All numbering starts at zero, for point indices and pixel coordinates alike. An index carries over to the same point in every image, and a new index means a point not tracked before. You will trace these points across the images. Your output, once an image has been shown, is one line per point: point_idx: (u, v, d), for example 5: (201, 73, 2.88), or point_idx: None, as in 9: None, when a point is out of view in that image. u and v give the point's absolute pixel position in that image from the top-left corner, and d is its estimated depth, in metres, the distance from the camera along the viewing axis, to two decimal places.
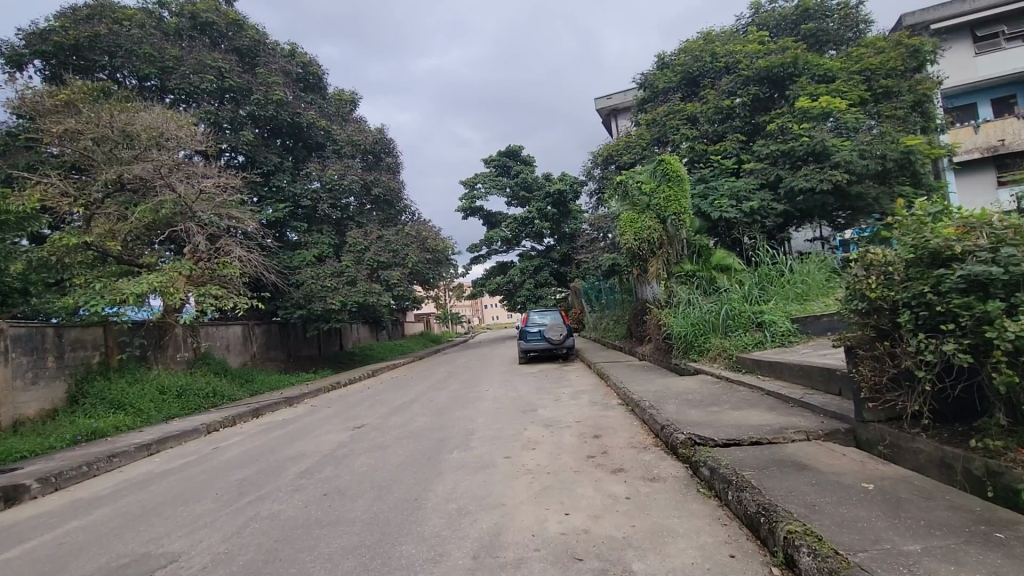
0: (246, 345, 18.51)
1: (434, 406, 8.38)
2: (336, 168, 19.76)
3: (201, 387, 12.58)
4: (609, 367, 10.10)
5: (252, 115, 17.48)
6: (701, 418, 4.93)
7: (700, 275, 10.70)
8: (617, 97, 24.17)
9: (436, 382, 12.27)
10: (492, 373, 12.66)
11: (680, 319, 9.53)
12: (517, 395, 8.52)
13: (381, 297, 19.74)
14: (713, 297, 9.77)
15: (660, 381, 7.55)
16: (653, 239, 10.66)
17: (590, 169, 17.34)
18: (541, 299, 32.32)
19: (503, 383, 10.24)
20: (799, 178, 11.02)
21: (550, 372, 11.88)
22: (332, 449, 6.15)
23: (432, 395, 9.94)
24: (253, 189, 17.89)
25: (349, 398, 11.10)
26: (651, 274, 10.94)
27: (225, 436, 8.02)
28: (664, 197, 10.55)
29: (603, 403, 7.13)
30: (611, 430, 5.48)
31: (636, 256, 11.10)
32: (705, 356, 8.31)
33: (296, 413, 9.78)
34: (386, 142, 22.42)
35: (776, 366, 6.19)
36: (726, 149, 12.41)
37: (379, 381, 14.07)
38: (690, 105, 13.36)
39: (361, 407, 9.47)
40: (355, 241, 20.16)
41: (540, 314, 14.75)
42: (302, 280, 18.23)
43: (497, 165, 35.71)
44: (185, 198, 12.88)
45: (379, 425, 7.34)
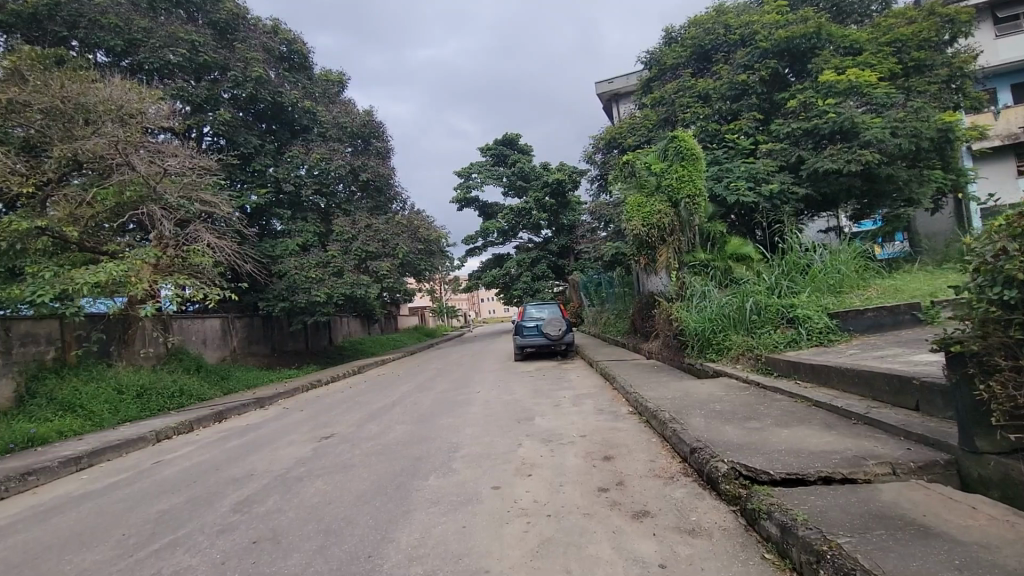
0: (224, 339, 17.54)
1: (417, 411, 7.36)
2: (321, 152, 18.70)
3: (167, 385, 11.50)
4: (614, 367, 9.11)
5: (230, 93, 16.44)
6: (741, 439, 3.91)
7: (715, 265, 9.66)
8: (619, 81, 23.08)
9: (423, 381, 11.25)
10: (484, 372, 11.66)
11: (695, 314, 8.49)
12: (511, 399, 7.50)
13: (369, 288, 18.67)
14: (731, 290, 8.74)
15: (675, 385, 6.54)
16: (663, 224, 9.61)
17: (592, 154, 16.25)
18: (539, 292, 31.29)
19: (496, 384, 9.23)
20: (825, 159, 9.97)
21: (548, 370, 10.87)
22: (287, 468, 5.11)
23: (416, 397, 8.92)
24: (232, 173, 16.83)
25: (326, 399, 10.08)
26: (660, 263, 9.90)
27: (174, 446, 6.96)
28: (676, 177, 9.48)
29: (610, 410, 6.12)
30: (625, 449, 4.46)
31: (643, 244, 10.07)
32: (726, 356, 7.29)
33: (264, 418, 8.74)
34: (375, 126, 21.31)
35: (820, 370, 5.17)
36: (741, 128, 11.32)
37: (363, 380, 13.05)
38: (701, 82, 12.31)
39: (335, 412, 8.43)
40: (342, 230, 19.11)
41: (538, 307, 13.71)
42: (286, 271, 17.25)
43: (493, 154, 34.63)
44: (149, 179, 11.95)
45: (350, 436, 6.30)
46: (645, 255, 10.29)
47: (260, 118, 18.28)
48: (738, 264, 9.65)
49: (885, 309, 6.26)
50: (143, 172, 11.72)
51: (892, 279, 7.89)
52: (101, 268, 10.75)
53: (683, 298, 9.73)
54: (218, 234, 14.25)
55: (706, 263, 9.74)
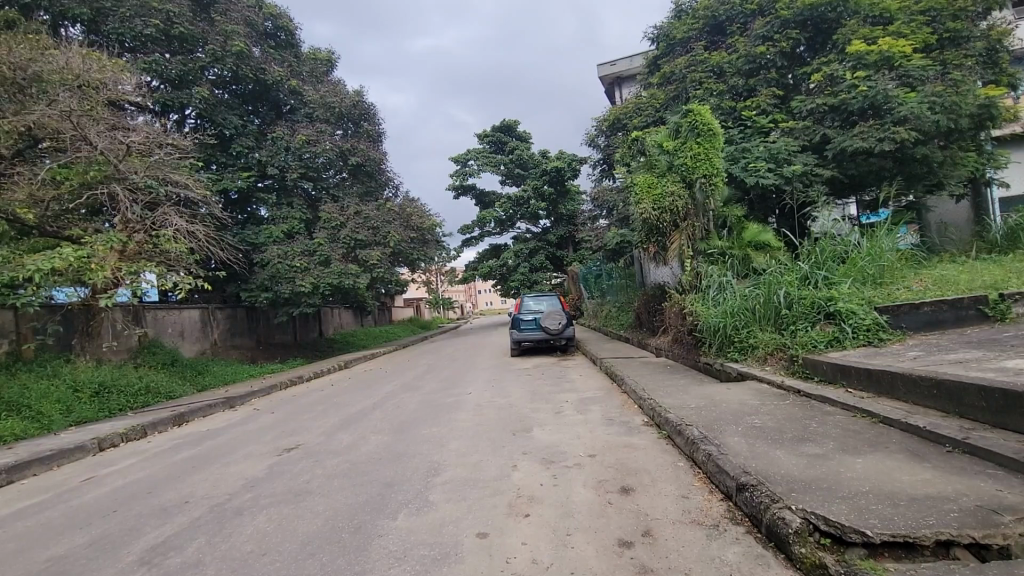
0: (204, 332, 16.61)
1: (398, 417, 6.44)
2: (307, 134, 17.72)
3: (131, 383, 10.50)
4: (620, 364, 8.20)
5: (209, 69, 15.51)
6: (804, 472, 2.98)
7: (732, 255, 8.74)
8: (622, 63, 22.05)
9: (411, 379, 10.34)
10: (477, 369, 10.74)
11: (712, 308, 7.57)
12: (505, 403, 6.57)
13: (358, 279, 17.68)
14: (752, 282, 7.83)
15: (696, 390, 5.62)
16: (675, 207, 8.65)
17: (594, 137, 15.25)
18: (537, 284, 30.34)
19: (490, 384, 8.31)
20: (854, 138, 9.05)
21: (546, 368, 9.99)
22: (231, 494, 4.18)
23: (400, 398, 7.99)
24: (211, 155, 15.92)
25: (302, 399, 9.14)
26: (671, 252, 8.96)
27: (115, 458, 6.02)
28: (691, 156, 8.52)
29: (622, 419, 5.22)
30: (647, 477, 3.56)
31: (653, 229, 9.11)
32: (753, 357, 6.39)
33: (229, 421, 7.79)
34: (366, 107, 20.26)
35: (877, 377, 4.27)
36: (760, 104, 10.35)
37: (346, 376, 12.12)
38: (714, 55, 11.35)
39: (307, 416, 7.50)
40: (329, 216, 18.13)
41: (535, 299, 12.80)
42: (268, 260, 16.34)
43: (491, 141, 33.59)
44: (110, 156, 10.98)
45: (317, 449, 5.37)
46: (655, 243, 9.35)
47: (242, 97, 17.28)
48: (759, 253, 8.74)
49: (945, 303, 5.42)
50: (103, 149, 10.76)
51: (937, 270, 6.98)
52: (57, 253, 9.77)
53: (697, 290, 8.81)
54: (190, 218, 13.14)
55: (722, 252, 8.82)
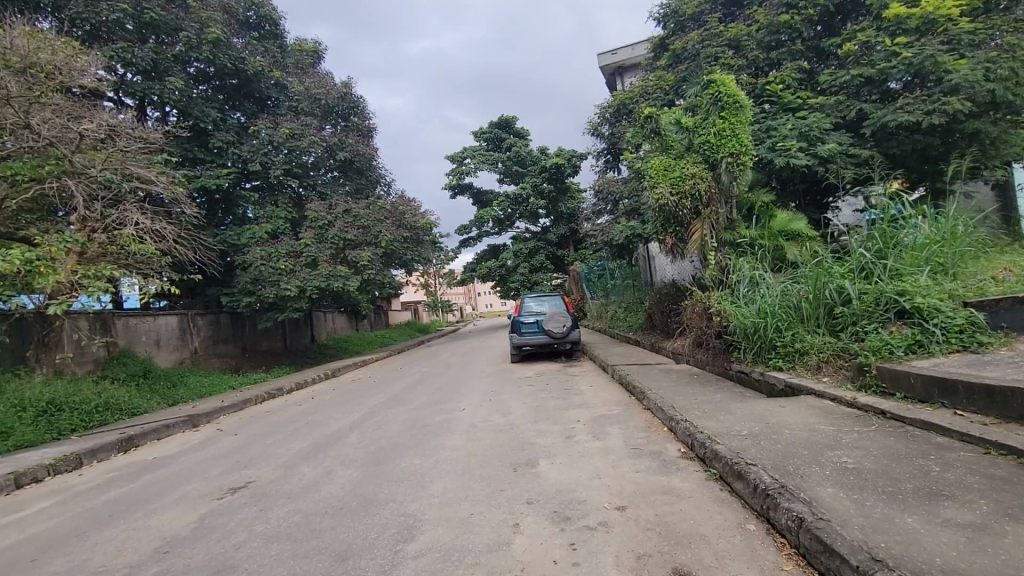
0: (183, 340, 15.54)
1: (377, 444, 5.34)
2: (290, 127, 16.66)
3: (89, 399, 9.32)
4: (637, 373, 7.11)
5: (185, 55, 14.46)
6: (974, 566, 1.88)
7: (761, 245, 7.68)
8: (623, 51, 20.98)
9: (400, 391, 9.26)
10: (473, 378, 9.66)
11: (745, 306, 6.50)
12: (504, 424, 5.47)
13: (348, 281, 16.60)
14: (790, 276, 6.77)
15: (741, 408, 4.53)
16: (696, 192, 7.57)
17: (598, 124, 14.17)
18: (537, 284, 29.28)
19: (487, 398, 7.21)
20: (897, 111, 8.02)
21: (551, 376, 8.91)
22: (132, 567, 3.08)
23: (385, 416, 6.89)
24: (183, 149, 14.99)
25: (275, 417, 8.05)
26: (692, 243, 7.89)
27: (27, 500, 4.91)
28: (715, 133, 7.45)
29: (652, 448, 4.13)
30: (708, 550, 2.47)
31: (670, 218, 8.04)
32: (801, 365, 5.34)
33: (184, 446, 6.67)
34: (355, 100, 19.21)
35: (1005, 395, 3.17)
36: (786, 79, 9.29)
37: (330, 388, 11.04)
38: (731, 27, 10.30)
39: (273, 439, 6.39)
40: (316, 215, 17.05)
41: (537, 299, 11.73)
42: (250, 262, 15.31)
43: (488, 138, 32.55)
44: (58, 143, 9.95)
45: (269, 490, 4.26)
46: (672, 235, 8.28)
47: (222, 89, 16.26)
48: (792, 244, 7.68)
49: None
50: (49, 137, 9.74)
51: (1014, 257, 5.91)
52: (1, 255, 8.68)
53: (723, 287, 7.76)
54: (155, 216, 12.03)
55: (750, 242, 7.77)
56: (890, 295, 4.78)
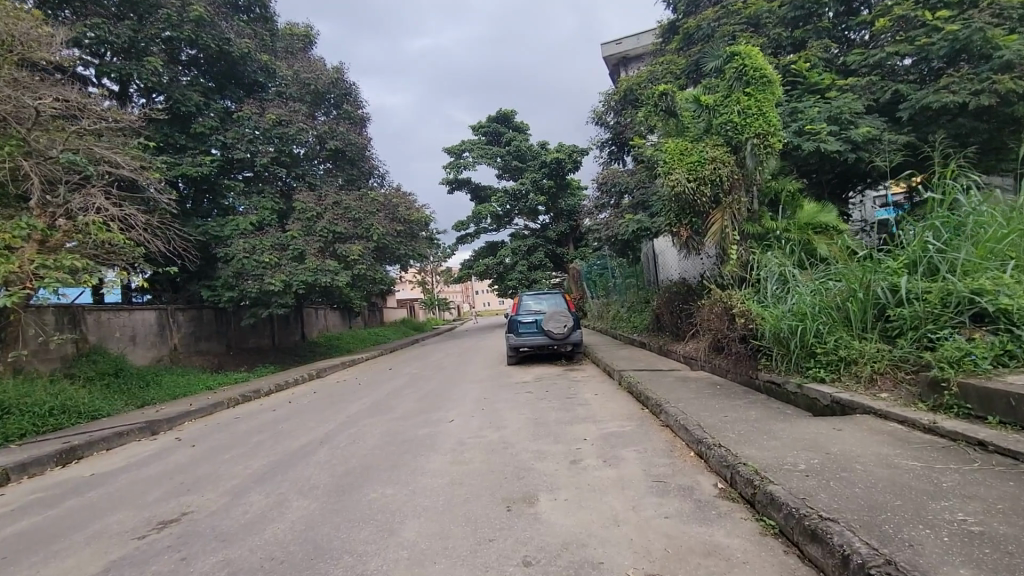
0: (161, 336, 14.69)
1: (347, 465, 4.51)
2: (277, 113, 15.78)
3: (42, 402, 8.44)
4: (649, 380, 6.30)
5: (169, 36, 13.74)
6: None
7: (786, 238, 6.85)
8: (628, 42, 20.14)
9: (385, 396, 8.43)
10: (466, 382, 8.85)
11: (773, 307, 5.70)
12: (498, 442, 4.65)
13: (337, 276, 15.78)
14: (824, 272, 5.95)
15: (785, 429, 3.72)
16: (717, 178, 6.73)
17: (602, 113, 13.33)
18: (535, 282, 28.48)
19: (479, 407, 6.38)
20: (939, 92, 7.25)
21: (551, 382, 8.10)
22: None
23: (363, 427, 6.05)
24: (161, 134, 14.12)
25: (243, 424, 7.22)
26: (710, 234, 7.07)
27: None
28: (739, 111, 6.59)
29: (680, 481, 3.32)
30: None
31: (685, 207, 7.22)
32: (848, 376, 4.54)
33: (131, 459, 5.83)
34: (348, 87, 18.35)
35: None
36: (813, 58, 8.44)
37: (311, 391, 10.20)
38: (751, 3, 9.46)
39: (231, 453, 5.56)
40: (304, 206, 16.21)
41: (535, 297, 10.92)
42: (233, 255, 14.50)
43: (487, 132, 31.68)
44: (13, 119, 9.16)
45: (203, 528, 3.43)
46: (686, 227, 7.43)
47: (206, 72, 15.41)
48: (820, 238, 6.88)
49: None
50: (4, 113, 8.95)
51: None
52: None
53: (744, 286, 6.94)
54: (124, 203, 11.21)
55: (774, 235, 6.95)
56: (963, 294, 3.97)
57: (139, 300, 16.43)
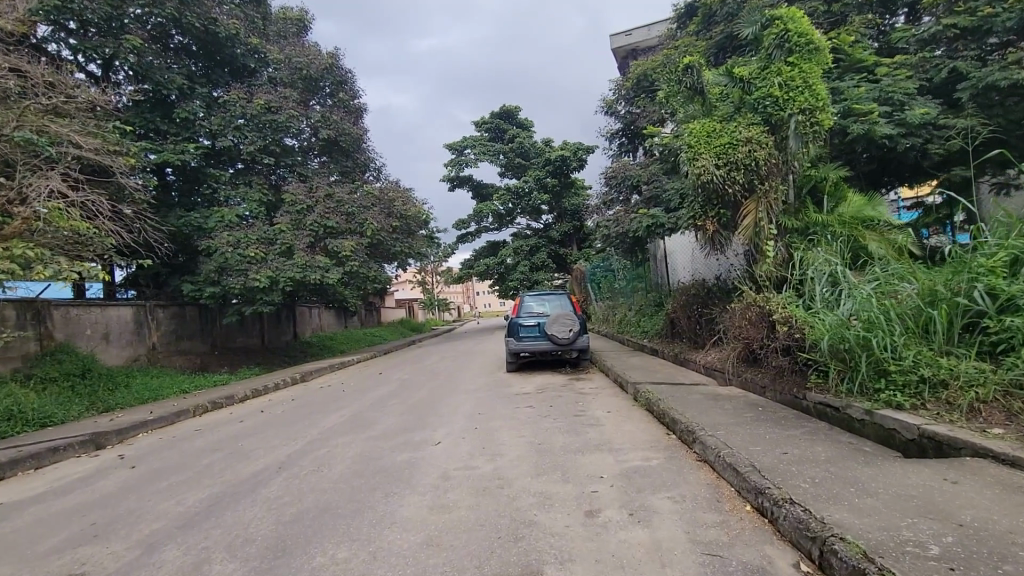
0: (138, 333, 13.80)
1: (299, 507, 3.57)
2: (265, 99, 14.93)
3: None
4: (672, 397, 5.35)
5: (161, 22, 13.27)
6: None
7: (832, 232, 5.90)
8: (638, 33, 19.19)
9: (368, 406, 7.50)
10: (459, 392, 7.91)
11: (826, 313, 4.76)
12: (491, 479, 3.71)
13: (327, 273, 14.85)
14: (884, 273, 5.02)
15: (876, 478, 2.77)
16: (751, 163, 5.77)
17: (613, 102, 12.34)
18: (538, 283, 27.54)
19: (471, 426, 5.43)
20: (1007, 68, 6.37)
21: (555, 394, 7.17)
22: None
23: (335, 449, 5.12)
24: (139, 118, 13.34)
25: (201, 439, 6.28)
26: (742, 229, 6.14)
27: None
28: (780, 84, 5.62)
29: (742, 555, 2.38)
30: None
31: (712, 197, 6.27)
32: (936, 403, 3.62)
33: (53, 485, 4.89)
34: (343, 75, 17.44)
35: None
36: (858, 32, 7.50)
37: (290, 397, 9.28)
38: None
39: (170, 481, 4.63)
40: (293, 198, 15.31)
41: (538, 298, 9.99)
42: (216, 249, 13.62)
43: (490, 129, 30.74)
44: None
45: None
46: (713, 220, 6.48)
47: (190, 54, 14.55)
48: (872, 234, 5.94)
49: None
50: None
51: None
52: None
53: (783, 288, 5.99)
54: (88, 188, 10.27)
55: (817, 230, 6.01)
56: None
57: (121, 296, 15.61)
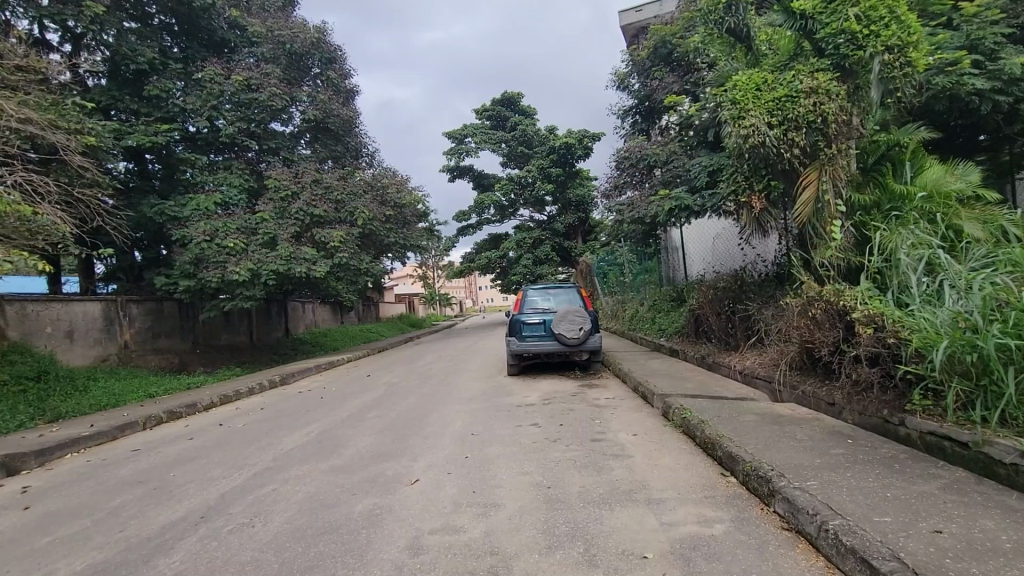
0: (109, 330, 12.70)
1: None
2: (245, 75, 13.77)
3: None
4: (718, 418, 4.16)
5: None
6: None
7: (918, 208, 4.69)
8: (650, 8, 17.86)
9: (343, 420, 6.33)
10: (451, 402, 6.73)
11: (935, 311, 3.57)
12: (484, 555, 2.55)
13: (314, 265, 13.66)
14: (1004, 257, 3.82)
15: None
16: (816, 119, 4.57)
17: (625, 76, 11.21)
18: (541, 277, 26.34)
19: (462, 455, 4.27)
20: None
21: (566, 406, 5.99)
22: None
23: (281, 487, 3.94)
24: (108, 96, 12.39)
25: (131, 464, 5.13)
26: (800, 205, 4.93)
27: None
28: (858, 16, 4.38)
29: None
30: None
31: (761, 166, 5.06)
32: None
33: None
34: (333, 52, 16.21)
35: None
36: None
37: (261, 406, 8.12)
38: None
39: (55, 537, 3.47)
40: (277, 183, 14.13)
41: (542, 292, 8.82)
42: (191, 239, 12.51)
43: (491, 116, 29.43)
44: None
45: None
46: (760, 197, 5.25)
47: (171, 33, 13.78)
48: (967, 210, 4.72)
49: None
50: None
51: None
52: None
53: (853, 278, 4.78)
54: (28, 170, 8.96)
55: (896, 205, 4.81)
56: None
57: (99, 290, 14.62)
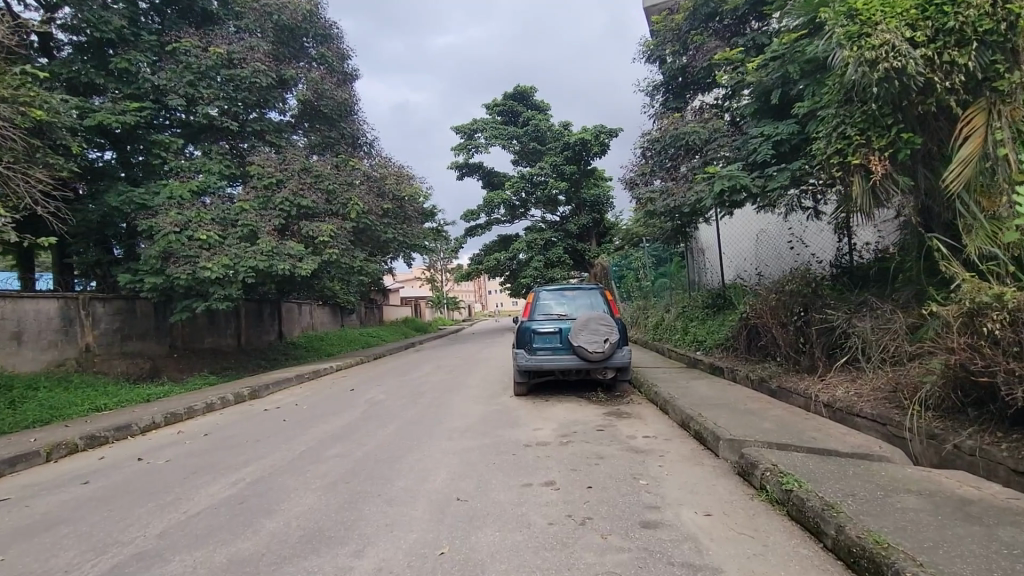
0: (68, 331, 11.26)
1: None
2: (226, 49, 12.33)
3: None
4: (856, 502, 2.52)
5: None
6: None
7: None
8: None
9: (294, 459, 4.75)
10: (440, 436, 5.12)
11: None
12: None
13: (300, 262, 12.15)
14: None
15: None
16: (997, 27, 3.13)
17: (656, 45, 9.56)
18: (553, 281, 24.66)
19: (437, 549, 2.67)
20: None
21: (594, 447, 4.36)
22: None
23: None
24: (70, 68, 10.99)
25: None
26: (956, 164, 3.42)
27: None
28: None
29: None
30: None
31: (892, 106, 3.57)
32: None
33: None
34: (329, 30, 14.74)
35: None
36: None
37: (208, 430, 6.59)
38: None
39: None
40: (262, 170, 12.63)
41: (556, 296, 7.23)
42: (159, 230, 11.05)
43: (502, 111, 27.84)
44: None
45: None
46: (883, 157, 3.66)
47: (148, 4, 12.41)
48: None
49: None
50: None
51: None
52: None
53: None
54: None
55: None
56: None
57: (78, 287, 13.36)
